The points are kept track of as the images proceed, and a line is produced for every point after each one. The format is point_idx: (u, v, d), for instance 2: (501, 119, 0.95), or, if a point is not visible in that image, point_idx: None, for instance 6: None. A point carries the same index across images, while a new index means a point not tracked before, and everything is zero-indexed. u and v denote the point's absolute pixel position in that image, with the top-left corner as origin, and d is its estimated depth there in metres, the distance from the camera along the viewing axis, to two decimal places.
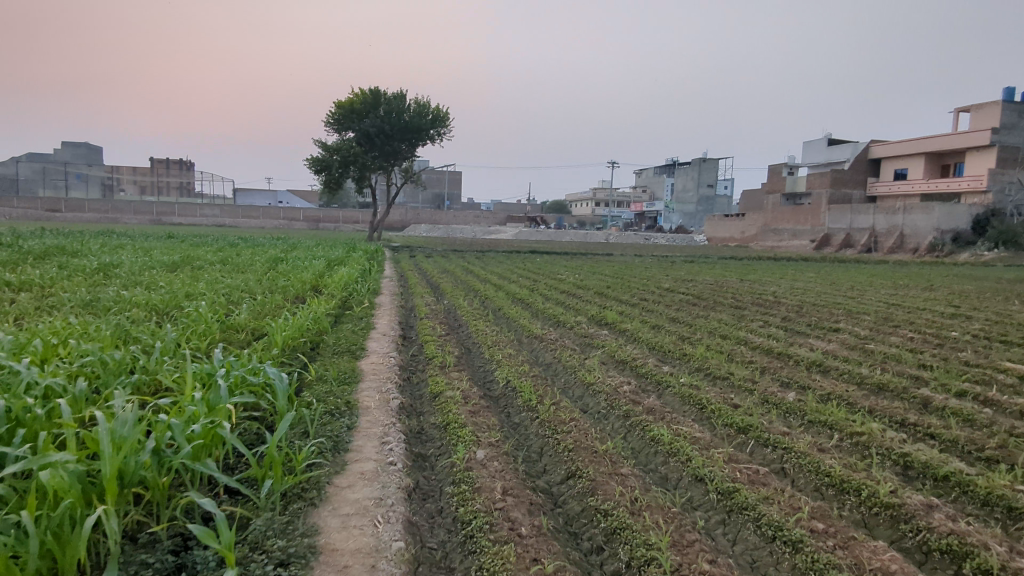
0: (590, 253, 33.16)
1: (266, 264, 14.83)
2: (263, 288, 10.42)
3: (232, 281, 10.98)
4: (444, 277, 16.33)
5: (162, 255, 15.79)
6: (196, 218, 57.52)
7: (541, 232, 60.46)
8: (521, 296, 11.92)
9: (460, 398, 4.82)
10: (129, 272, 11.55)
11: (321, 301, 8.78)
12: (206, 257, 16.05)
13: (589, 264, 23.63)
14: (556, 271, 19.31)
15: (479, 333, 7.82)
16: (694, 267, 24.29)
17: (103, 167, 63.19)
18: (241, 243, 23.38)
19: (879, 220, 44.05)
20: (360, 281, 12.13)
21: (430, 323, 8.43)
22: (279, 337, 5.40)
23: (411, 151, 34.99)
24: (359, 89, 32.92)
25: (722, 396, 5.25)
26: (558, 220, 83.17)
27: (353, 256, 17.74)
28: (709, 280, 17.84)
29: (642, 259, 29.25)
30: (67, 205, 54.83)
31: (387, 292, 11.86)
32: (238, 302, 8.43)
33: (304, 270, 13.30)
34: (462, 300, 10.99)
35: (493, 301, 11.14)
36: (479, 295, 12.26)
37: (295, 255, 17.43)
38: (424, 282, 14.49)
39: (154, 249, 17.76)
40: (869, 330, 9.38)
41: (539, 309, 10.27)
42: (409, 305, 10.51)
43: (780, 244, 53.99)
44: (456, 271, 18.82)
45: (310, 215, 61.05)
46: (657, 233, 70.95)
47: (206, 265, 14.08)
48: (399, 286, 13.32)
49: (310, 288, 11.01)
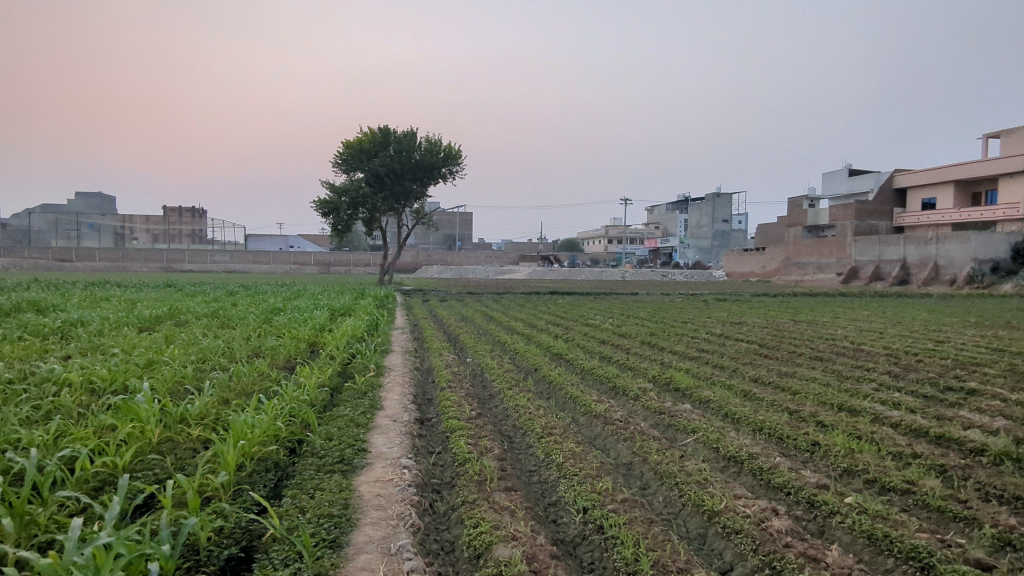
0: (613, 294, 31.21)
1: (262, 316, 13.03)
2: (247, 351, 8.58)
3: (213, 341, 9.17)
4: (464, 327, 14.48)
5: (149, 309, 14.16)
6: (205, 265, 56.41)
7: (556, 271, 58.83)
8: (559, 350, 9.96)
9: (521, 565, 2.86)
10: (95, 333, 9.82)
11: (315, 370, 6.95)
12: (198, 309, 14.40)
13: (618, 306, 21.69)
14: (585, 315, 17.37)
15: (523, 413, 5.82)
16: (731, 306, 22.26)
17: (115, 217, 62.81)
18: (241, 292, 21.81)
19: (910, 251, 41.93)
20: (367, 335, 10.28)
21: (454, 398, 6.45)
22: (233, 454, 3.54)
23: (423, 191, 33.56)
24: (369, 128, 31.73)
25: (940, 539, 3.23)
26: (572, 259, 81.70)
27: (361, 304, 15.97)
28: (760, 322, 15.84)
29: (670, 298, 27.28)
30: (78, 254, 54.10)
31: (400, 350, 10.00)
32: (207, 375, 6.63)
33: (303, 324, 11.53)
34: (491, 359, 9.07)
35: (527, 359, 9.19)
36: (508, 350, 10.32)
37: (296, 305, 15.67)
38: (442, 334, 12.65)
39: (142, 302, 16.11)
40: (1013, 391, 7.24)
41: (587, 368, 8.37)
42: (430, 368, 8.65)
43: (805, 278, 51.81)
44: (476, 317, 17.01)
45: (321, 259, 59.81)
46: (674, 270, 69.07)
47: (192, 320, 12.31)
48: (414, 340, 11.48)
49: (306, 349, 9.18)
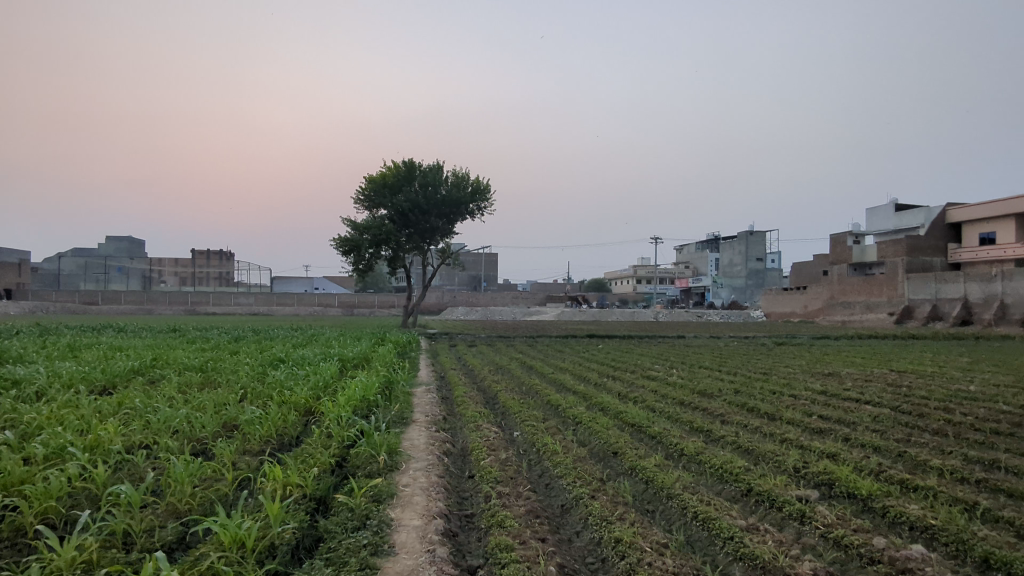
0: (656, 337, 28.39)
1: (258, 370, 10.76)
2: (212, 433, 6.20)
3: (175, 410, 6.90)
4: (502, 380, 12.02)
5: (130, 360, 12.01)
6: (229, 307, 55.10)
7: (587, 311, 56.33)
8: (638, 420, 7.43)
9: None
10: (33, 396, 7.62)
11: (294, 472, 4.54)
12: (188, 360, 12.22)
13: (669, 351, 19.10)
14: (639, 364, 14.85)
15: (638, 567, 3.33)
16: (798, 352, 19.44)
17: (144, 260, 62.56)
18: (250, 335, 19.87)
19: (971, 289, 38.60)
20: (381, 398, 7.90)
21: (513, 525, 3.96)
22: None
23: (450, 228, 31.52)
24: (392, 162, 29.94)
25: None
26: (601, 299, 79.12)
27: (380, 352, 13.66)
28: (856, 374, 13.10)
29: (720, 342, 24.52)
30: (104, 297, 53.27)
31: (422, 419, 7.53)
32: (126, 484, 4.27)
33: (302, 381, 9.22)
34: (547, 436, 6.56)
35: (599, 435, 6.64)
36: (565, 418, 7.84)
37: (303, 353, 13.40)
38: (475, 392, 10.17)
39: (129, 351, 14.00)
40: None
41: (694, 453, 5.84)
42: (465, 454, 6.15)
43: (852, 319, 48.47)
44: (512, 367, 14.65)
45: (345, 300, 58.16)
46: (709, 310, 66.06)
47: (174, 377, 10.08)
48: (440, 403, 8.99)
49: (297, 420, 6.81)
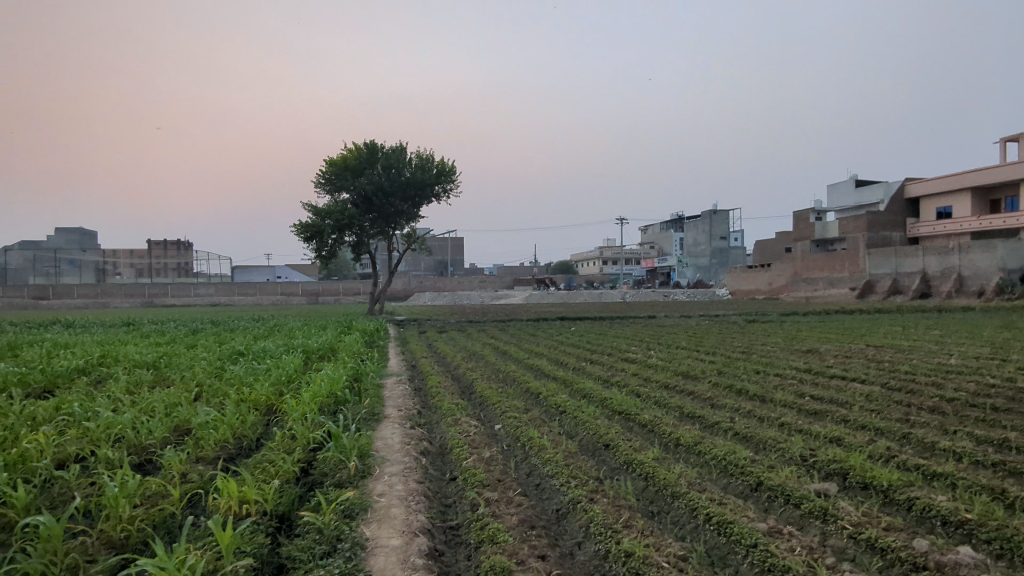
0: (627, 317, 28.16)
1: (215, 365, 10.04)
2: (161, 440, 5.56)
3: (120, 414, 6.24)
4: (476, 367, 11.50)
5: (74, 358, 11.13)
6: (188, 298, 53.33)
7: (555, 294, 56.10)
8: (626, 408, 7.00)
9: None
10: None
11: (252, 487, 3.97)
12: (140, 356, 11.39)
13: (643, 332, 18.83)
14: (616, 346, 14.49)
15: None
16: (771, 328, 19.36)
17: (97, 251, 59.44)
18: (209, 328, 18.99)
19: (930, 262, 39.31)
20: (349, 393, 7.32)
21: (507, 540, 3.48)
22: None
23: (415, 212, 30.71)
24: (354, 144, 28.94)
25: None
26: (569, 282, 79.03)
27: (346, 342, 13.00)
28: (835, 350, 12.91)
29: (692, 321, 24.38)
30: (56, 291, 50.99)
31: (394, 414, 6.98)
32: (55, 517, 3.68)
33: (262, 376, 8.56)
34: (532, 429, 6.08)
35: (587, 426, 6.19)
36: (548, 407, 7.37)
37: (265, 345, 12.66)
38: (449, 381, 9.63)
39: (75, 348, 13.06)
40: None
41: (691, 443, 5.44)
42: (445, 453, 5.62)
43: (816, 295, 49.16)
44: (486, 353, 14.14)
45: (309, 289, 56.84)
46: (676, 289, 66.51)
47: (125, 375, 9.33)
48: (413, 395, 8.44)
49: (256, 421, 6.19)
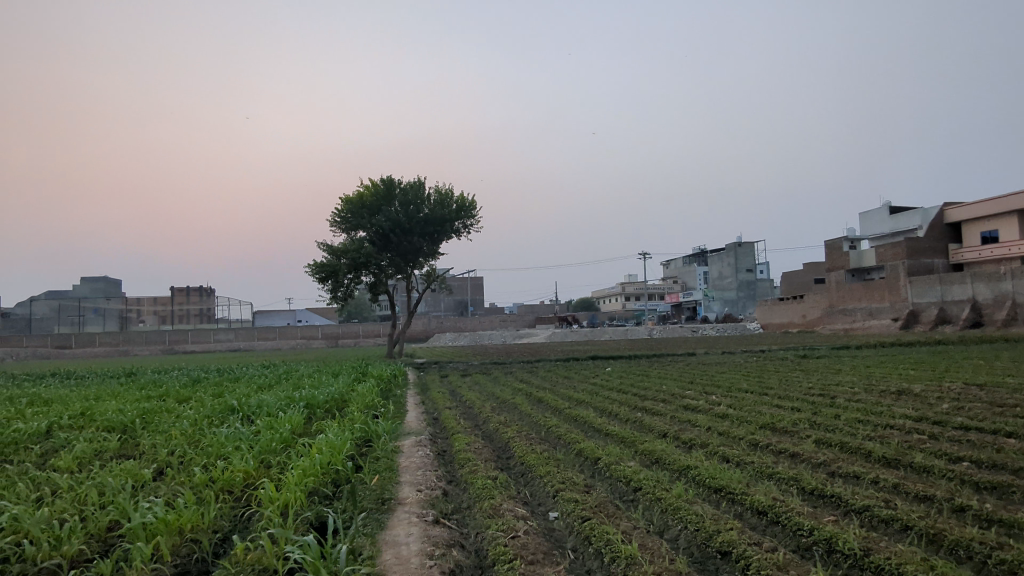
0: (663, 356, 26.05)
1: (199, 426, 8.26)
2: (74, 553, 3.83)
3: (29, 507, 4.48)
4: (510, 420, 9.64)
5: (42, 419, 9.43)
6: (208, 344, 52.07)
7: (582, 332, 53.97)
8: (733, 485, 5.07)
9: None
10: None
11: None
12: (116, 414, 9.68)
13: (690, 372, 16.81)
14: (667, 390, 12.54)
15: None
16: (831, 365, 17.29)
17: (121, 299, 58.39)
18: (212, 376, 17.33)
19: (979, 289, 36.64)
20: (351, 467, 5.52)
21: None
22: None
23: (433, 250, 29.21)
24: (370, 180, 27.71)
25: None
26: (593, 319, 76.95)
27: (358, 392, 11.19)
28: (932, 391, 10.89)
29: (736, 357, 22.28)
30: (77, 340, 50.10)
31: (411, 496, 5.15)
32: None
33: (247, 441, 6.81)
34: (608, 525, 4.23)
35: (691, 519, 4.31)
36: (621, 482, 5.48)
37: (264, 397, 10.87)
38: (479, 441, 7.78)
39: (56, 404, 11.39)
40: None
41: (863, 554, 3.57)
42: (485, 569, 3.81)
43: (856, 326, 46.51)
44: (517, 400, 12.25)
45: (329, 332, 55.44)
46: (705, 324, 64.06)
47: (87, 441, 7.59)
48: (435, 464, 6.60)
49: (220, 517, 4.42)
